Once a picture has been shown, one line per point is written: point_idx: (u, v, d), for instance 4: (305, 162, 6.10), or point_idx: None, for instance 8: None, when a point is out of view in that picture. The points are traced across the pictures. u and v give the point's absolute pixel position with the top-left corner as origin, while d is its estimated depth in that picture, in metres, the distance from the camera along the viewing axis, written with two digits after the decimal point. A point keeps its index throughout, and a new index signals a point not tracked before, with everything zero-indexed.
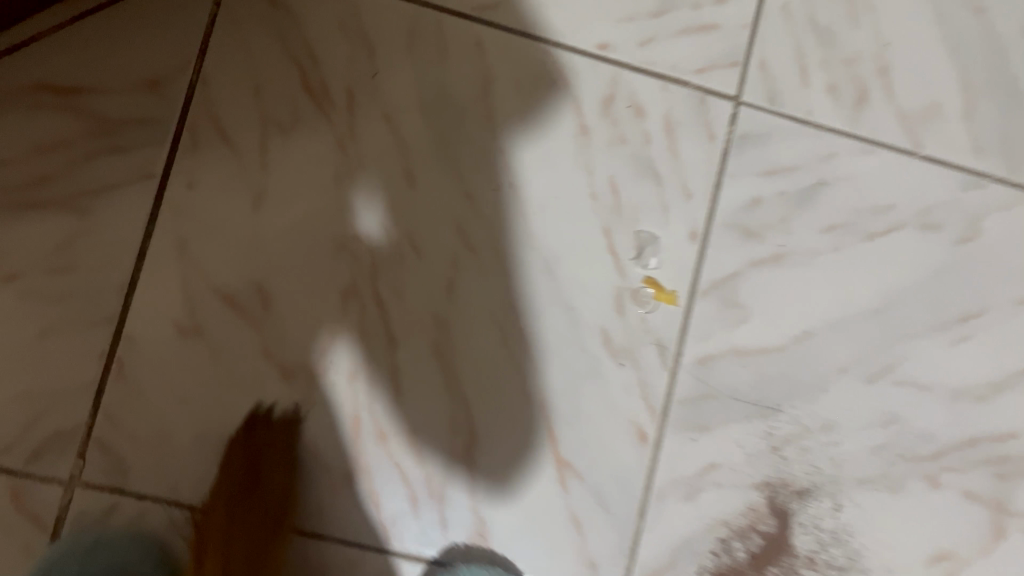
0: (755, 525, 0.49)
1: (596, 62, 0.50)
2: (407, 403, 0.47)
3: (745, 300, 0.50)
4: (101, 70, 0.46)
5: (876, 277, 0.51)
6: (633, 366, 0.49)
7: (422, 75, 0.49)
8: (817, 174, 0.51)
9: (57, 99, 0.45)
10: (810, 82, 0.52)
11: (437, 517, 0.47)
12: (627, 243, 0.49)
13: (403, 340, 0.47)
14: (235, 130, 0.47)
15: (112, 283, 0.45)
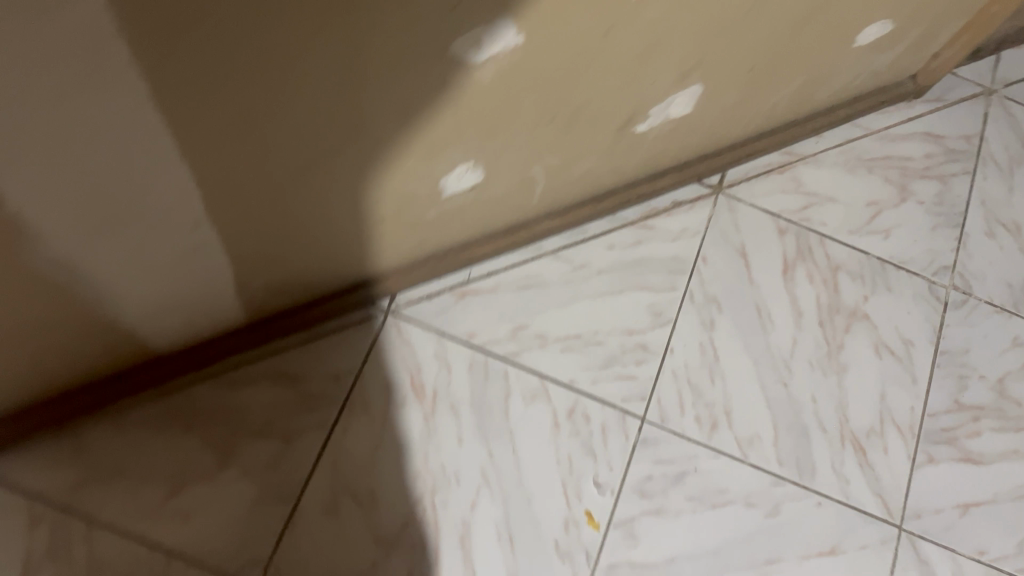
0: None
1: (566, 389, 0.92)
2: (440, 567, 0.84)
3: (638, 533, 0.87)
4: (311, 369, 0.88)
5: (716, 531, 0.89)
6: (569, 563, 0.86)
7: (473, 386, 0.91)
8: (686, 465, 0.90)
9: (288, 382, 0.88)
10: (685, 413, 0.92)
11: None
12: (572, 492, 0.88)
13: (442, 530, 0.85)
14: (369, 404, 0.88)
15: (298, 479, 0.85)
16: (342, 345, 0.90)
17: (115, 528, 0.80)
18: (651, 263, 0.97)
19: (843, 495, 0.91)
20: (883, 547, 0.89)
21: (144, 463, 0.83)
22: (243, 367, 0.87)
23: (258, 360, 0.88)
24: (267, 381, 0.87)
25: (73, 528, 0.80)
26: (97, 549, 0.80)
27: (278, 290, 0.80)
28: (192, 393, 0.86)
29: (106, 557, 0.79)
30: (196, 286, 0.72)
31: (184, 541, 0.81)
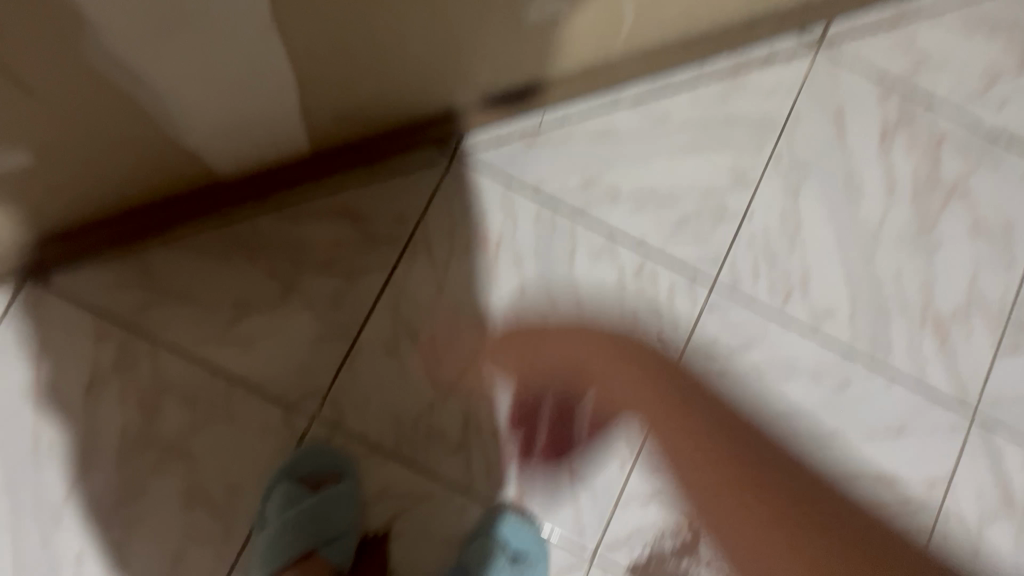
0: (680, 530, 0.83)
1: (635, 247, 0.88)
2: (495, 414, 0.84)
3: None
4: (375, 207, 0.86)
5: (779, 401, 0.86)
6: (625, 421, 0.84)
7: (539, 237, 0.87)
8: (754, 333, 0.87)
9: (350, 219, 0.85)
10: (758, 281, 0.88)
11: (500, 480, 0.82)
12: (633, 351, 0.86)
13: (499, 378, 0.84)
14: (432, 248, 0.86)
15: (357, 316, 0.84)
16: (408, 185, 0.87)
17: (180, 350, 0.81)
18: (737, 120, 0.90)
19: (917, 376, 0.87)
20: (953, 431, 0.87)
21: (208, 289, 0.83)
22: (306, 200, 0.85)
23: (322, 194, 0.85)
24: (330, 216, 0.85)
25: (139, 346, 0.81)
26: (162, 368, 0.81)
27: (345, 119, 0.77)
28: (255, 223, 0.84)
29: (171, 377, 0.81)
30: (265, 108, 0.69)
31: (246, 368, 0.82)
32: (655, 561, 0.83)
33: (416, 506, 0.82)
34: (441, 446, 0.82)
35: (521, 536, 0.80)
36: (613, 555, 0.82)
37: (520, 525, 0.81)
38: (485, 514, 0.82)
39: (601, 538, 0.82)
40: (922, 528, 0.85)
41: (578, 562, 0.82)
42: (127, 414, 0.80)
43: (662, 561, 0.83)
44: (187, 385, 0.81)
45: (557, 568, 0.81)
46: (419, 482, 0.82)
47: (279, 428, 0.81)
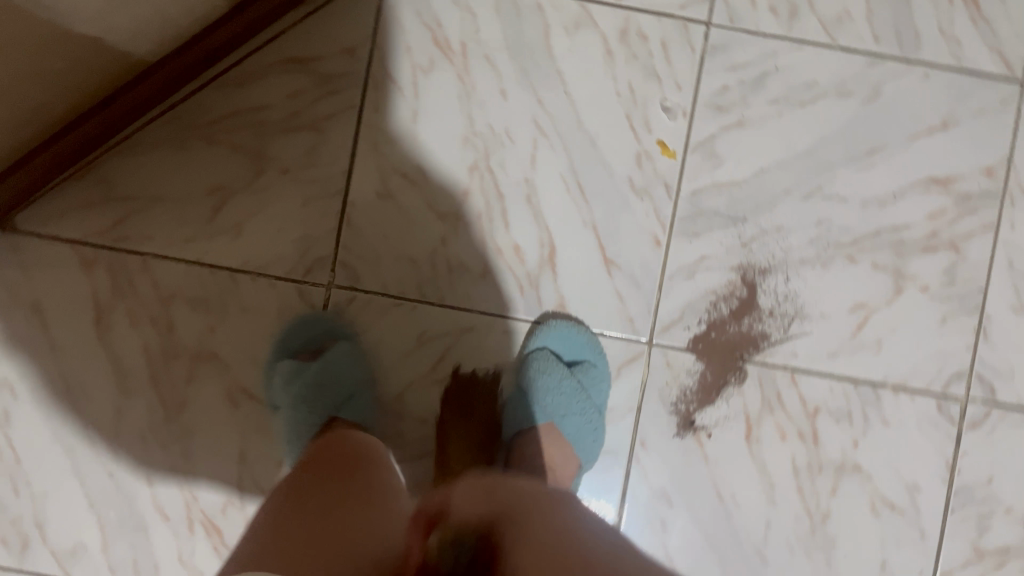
0: (734, 292, 0.78)
1: (613, 8, 0.78)
2: (512, 230, 0.78)
3: (720, 151, 0.78)
4: (321, 46, 0.77)
5: (809, 131, 0.79)
6: (649, 199, 0.78)
7: (505, 26, 0.77)
8: (766, 65, 0.78)
9: (298, 67, 0.77)
10: (757, 6, 0.78)
11: (536, 296, 0.78)
12: (640, 123, 0.78)
13: (506, 192, 0.78)
14: (394, 73, 0.77)
15: (339, 170, 0.77)
16: (348, 11, 0.77)
17: (178, 255, 0.77)
18: None
19: (954, 60, 0.79)
20: (1005, 108, 0.79)
21: (182, 186, 0.77)
22: (245, 60, 0.77)
23: (260, 49, 0.77)
24: (276, 70, 0.77)
25: (139, 264, 0.77)
26: (168, 279, 0.77)
27: None
28: (200, 102, 0.77)
29: (179, 284, 0.77)
30: None
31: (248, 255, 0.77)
32: (717, 330, 0.78)
33: (459, 344, 0.78)
34: (466, 277, 0.78)
35: (575, 343, 0.77)
36: (670, 335, 0.78)
37: (571, 333, 0.77)
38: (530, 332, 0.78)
39: (655, 322, 0.78)
40: (988, 220, 0.79)
41: (637, 351, 0.78)
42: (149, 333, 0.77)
43: (724, 328, 0.78)
44: (196, 288, 0.77)
45: (618, 364, 0.78)
46: (456, 320, 0.78)
47: (298, 305, 0.77)
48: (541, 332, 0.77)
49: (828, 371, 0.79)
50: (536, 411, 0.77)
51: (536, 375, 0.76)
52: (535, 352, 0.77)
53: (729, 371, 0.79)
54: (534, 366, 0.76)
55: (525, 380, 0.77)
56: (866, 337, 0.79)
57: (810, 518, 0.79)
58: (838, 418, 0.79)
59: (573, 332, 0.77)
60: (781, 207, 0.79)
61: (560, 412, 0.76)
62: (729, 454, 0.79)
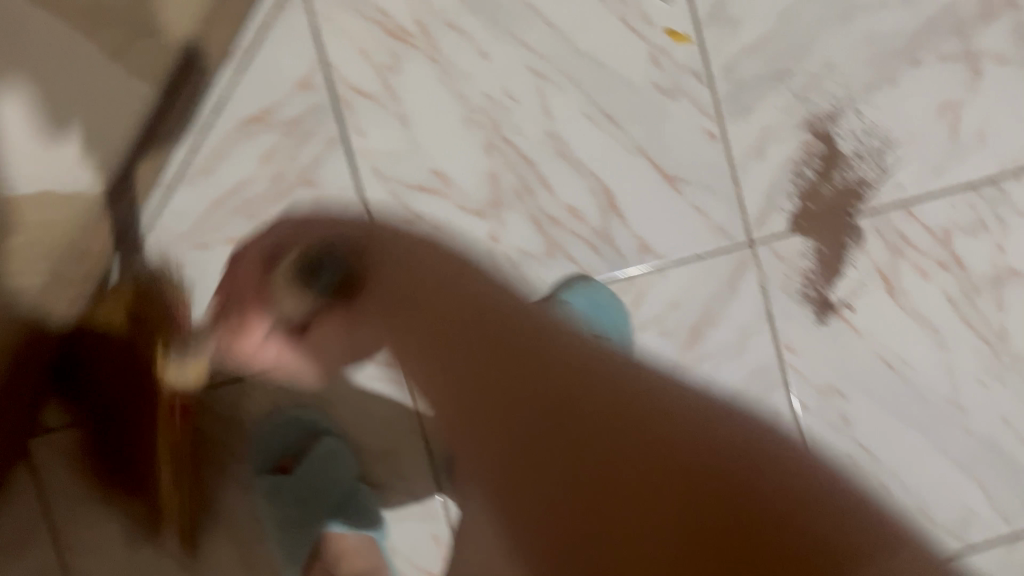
0: (812, 152, 0.70)
1: None
2: (558, 192, 0.69)
3: (732, 13, 0.69)
4: (270, 92, 0.66)
5: None
6: (684, 95, 0.69)
7: None
8: None
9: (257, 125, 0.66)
10: None
11: (613, 248, 0.70)
12: (639, 21, 0.69)
13: (534, 156, 0.69)
14: (361, 87, 0.67)
15: (353, 213, 0.68)
16: (281, 43, 0.66)
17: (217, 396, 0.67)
18: None
19: None
20: None
21: (185, 322, 0.65)
22: (196, 143, 0.66)
23: (207, 124, 0.66)
24: (236, 138, 0.66)
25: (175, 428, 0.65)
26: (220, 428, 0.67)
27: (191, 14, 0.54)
28: (170, 208, 0.66)
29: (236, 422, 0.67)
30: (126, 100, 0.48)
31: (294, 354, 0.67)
32: (813, 199, 0.70)
33: None
34: (534, 263, 0.69)
35: (602, 311, 0.68)
36: (768, 225, 0.70)
37: (605, 301, 0.68)
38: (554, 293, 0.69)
39: (747, 219, 0.70)
40: None
41: (743, 257, 0.70)
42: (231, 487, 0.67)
43: (819, 193, 0.70)
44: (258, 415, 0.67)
45: (730, 277, 0.70)
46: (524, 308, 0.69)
47: (377, 369, 0.69)
48: (574, 290, 0.68)
49: (942, 189, 0.71)
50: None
51: (558, 328, 0.66)
52: (556, 307, 0.67)
53: (843, 234, 0.71)
54: (557, 318, 0.66)
55: (544, 337, 0.65)
56: (964, 135, 0.71)
57: (990, 343, 0.72)
58: (973, 231, 0.71)
59: (605, 297, 0.68)
60: (820, 43, 0.70)
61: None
62: (881, 319, 0.71)
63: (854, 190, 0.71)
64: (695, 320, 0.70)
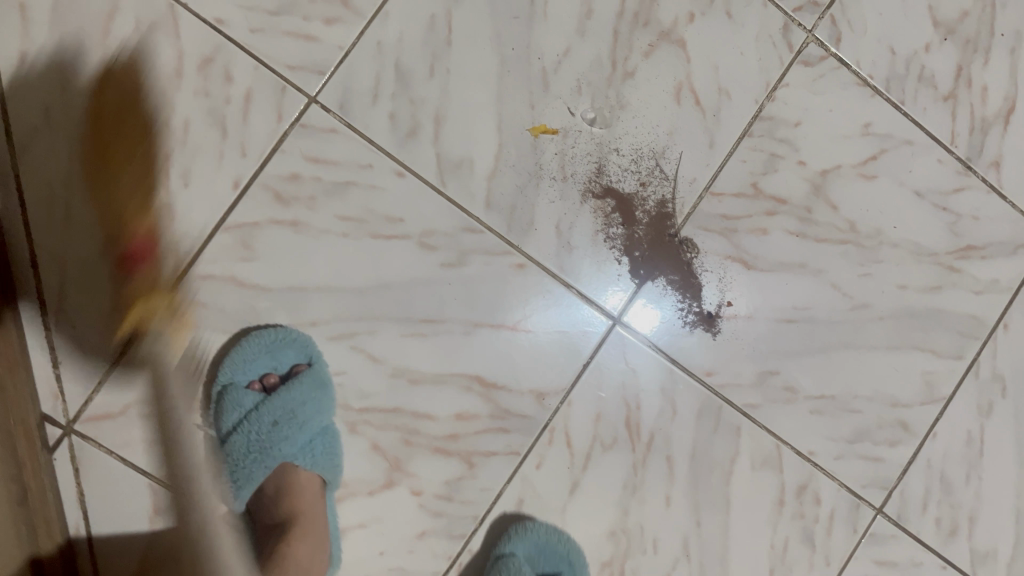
0: (607, 211, 0.70)
1: (246, 194, 0.64)
2: (437, 413, 0.68)
3: (456, 157, 0.67)
4: (133, 545, 0.62)
5: (481, 50, 0.67)
6: (472, 251, 0.68)
7: (212, 324, 0.64)
8: (388, 61, 0.66)
9: None
10: (320, 36, 0.65)
11: (516, 415, 0.69)
12: (387, 225, 0.66)
13: (395, 402, 0.67)
14: (207, 470, 0.64)
15: None
16: (105, 498, 0.62)
17: None
18: (71, 4, 0.61)
19: None
20: None
21: None
22: None
23: None
24: None
25: None
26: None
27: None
28: None
29: None
30: None
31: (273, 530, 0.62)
32: (636, 245, 0.71)
33: None
34: (466, 482, 0.68)
35: (546, 556, 0.68)
36: (621, 296, 0.71)
37: (547, 543, 0.68)
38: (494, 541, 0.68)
39: (599, 304, 0.70)
40: None
41: (619, 336, 0.71)
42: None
43: (638, 236, 0.71)
44: None
45: (621, 358, 0.71)
46: None
47: None
48: (515, 538, 0.67)
49: (727, 155, 0.72)
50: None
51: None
52: (505, 560, 0.66)
53: (680, 253, 0.71)
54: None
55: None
56: (710, 99, 0.72)
57: (849, 239, 0.75)
58: (773, 167, 0.73)
59: (545, 535, 0.68)
60: (544, 118, 0.69)
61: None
62: (757, 292, 0.73)
63: (663, 212, 0.71)
64: (623, 414, 0.71)
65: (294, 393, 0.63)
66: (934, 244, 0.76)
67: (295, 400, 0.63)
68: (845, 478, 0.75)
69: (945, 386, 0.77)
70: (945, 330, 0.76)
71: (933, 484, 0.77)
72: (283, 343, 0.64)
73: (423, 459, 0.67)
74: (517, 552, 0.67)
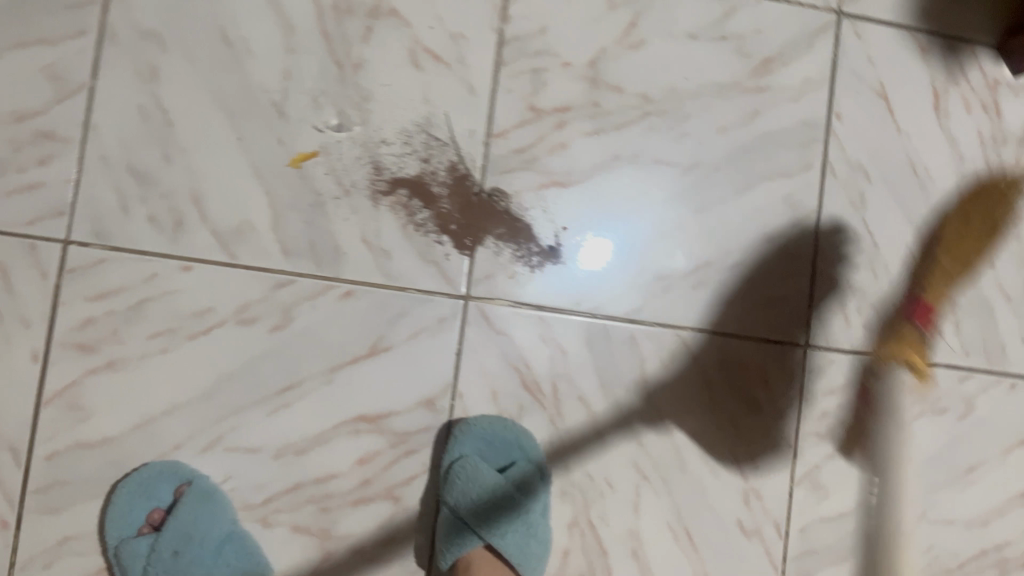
0: (405, 201, 0.68)
1: (47, 361, 0.62)
2: (336, 468, 0.66)
3: (232, 226, 0.65)
4: None
5: (204, 115, 0.65)
6: (294, 302, 0.66)
7: (79, 496, 0.62)
8: (119, 169, 0.64)
9: None
10: (43, 181, 0.63)
11: (416, 433, 0.67)
12: (197, 321, 0.64)
13: (293, 477, 0.65)
14: None
15: None
16: None
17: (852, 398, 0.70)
18: None
19: None
20: None
21: None
22: None
23: None
24: None
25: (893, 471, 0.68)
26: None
27: None
28: None
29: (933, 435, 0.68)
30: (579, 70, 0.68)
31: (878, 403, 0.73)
32: (448, 218, 0.69)
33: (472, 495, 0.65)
34: (399, 517, 0.66)
35: (498, 442, 0.68)
36: (458, 271, 0.68)
37: (492, 434, 0.67)
38: (450, 442, 0.67)
39: (440, 288, 0.68)
40: None
41: (477, 311, 0.69)
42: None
43: (447, 210, 0.68)
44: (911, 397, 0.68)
45: (489, 327, 0.69)
46: None
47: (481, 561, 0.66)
48: (459, 439, 0.67)
49: (491, 94, 0.70)
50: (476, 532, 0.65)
51: (476, 488, 0.65)
52: (461, 462, 0.66)
53: (493, 206, 0.69)
54: (472, 480, 0.65)
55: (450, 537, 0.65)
56: (449, 49, 0.69)
57: (648, 111, 0.72)
58: (541, 83, 0.71)
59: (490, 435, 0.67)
60: (299, 147, 0.67)
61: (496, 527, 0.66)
62: (587, 205, 0.71)
63: (459, 175, 0.69)
64: (517, 378, 0.69)
65: (184, 515, 0.62)
66: (731, 75, 0.74)
67: (187, 521, 0.62)
68: (757, 331, 0.73)
69: (808, 201, 0.75)
70: (782, 148, 0.75)
71: (844, 294, 0.75)
72: (150, 480, 0.62)
73: (346, 517, 0.66)
74: (467, 451, 0.66)
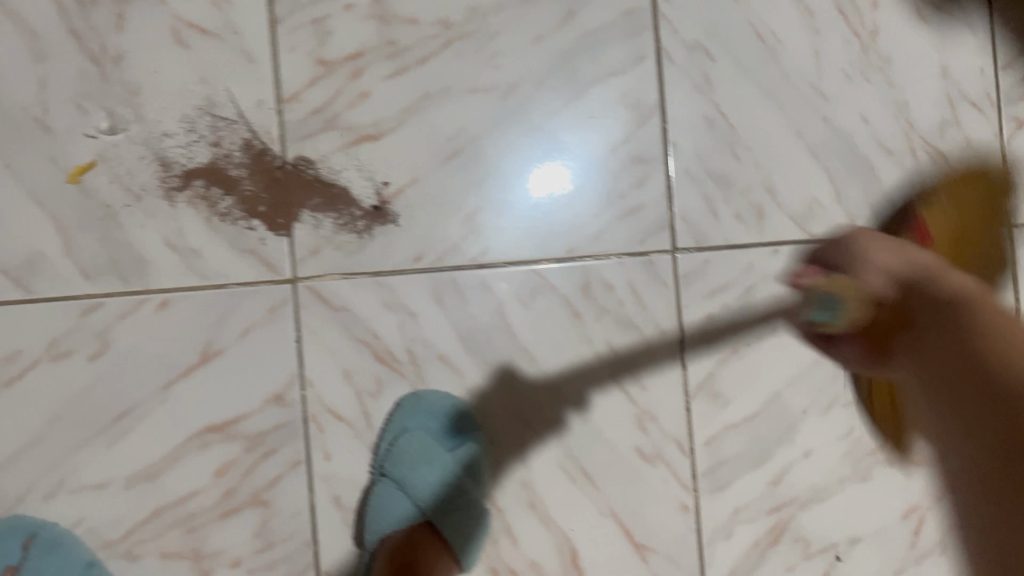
0: (203, 192, 0.63)
1: None
2: (194, 486, 0.62)
3: (21, 260, 0.61)
4: None
5: None
6: (107, 325, 0.62)
7: None
8: None
9: None
10: None
11: (270, 431, 0.63)
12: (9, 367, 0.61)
13: (151, 505, 0.62)
14: None
15: None
16: None
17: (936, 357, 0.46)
18: None
19: None
20: None
21: None
22: None
23: None
24: None
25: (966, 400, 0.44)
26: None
27: None
28: None
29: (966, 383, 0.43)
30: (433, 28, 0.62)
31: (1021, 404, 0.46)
32: (254, 200, 0.64)
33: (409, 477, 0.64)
34: (272, 521, 0.63)
35: (445, 416, 0.65)
36: (277, 254, 0.64)
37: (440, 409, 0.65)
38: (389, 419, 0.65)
39: (262, 276, 0.63)
40: None
41: (307, 291, 0.64)
42: (969, 530, 0.41)
43: (250, 192, 0.63)
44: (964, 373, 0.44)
45: (324, 306, 0.64)
46: None
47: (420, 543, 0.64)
48: (402, 414, 0.64)
49: (271, 56, 0.64)
50: (414, 509, 0.64)
51: (417, 465, 0.64)
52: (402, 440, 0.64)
53: (302, 177, 0.64)
54: (414, 458, 0.64)
55: (382, 513, 0.63)
56: (215, 18, 0.63)
57: (450, 38, 0.66)
58: (325, 32, 0.65)
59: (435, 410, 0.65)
60: (73, 160, 0.62)
61: (445, 498, 0.65)
62: (405, 153, 0.66)
63: (256, 152, 0.64)
64: (368, 353, 0.65)
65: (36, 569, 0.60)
66: None
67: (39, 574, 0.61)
68: (618, 247, 0.68)
69: (649, 95, 0.69)
70: (607, 45, 0.68)
71: (707, 187, 0.69)
72: None
73: (216, 532, 0.63)
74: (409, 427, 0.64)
